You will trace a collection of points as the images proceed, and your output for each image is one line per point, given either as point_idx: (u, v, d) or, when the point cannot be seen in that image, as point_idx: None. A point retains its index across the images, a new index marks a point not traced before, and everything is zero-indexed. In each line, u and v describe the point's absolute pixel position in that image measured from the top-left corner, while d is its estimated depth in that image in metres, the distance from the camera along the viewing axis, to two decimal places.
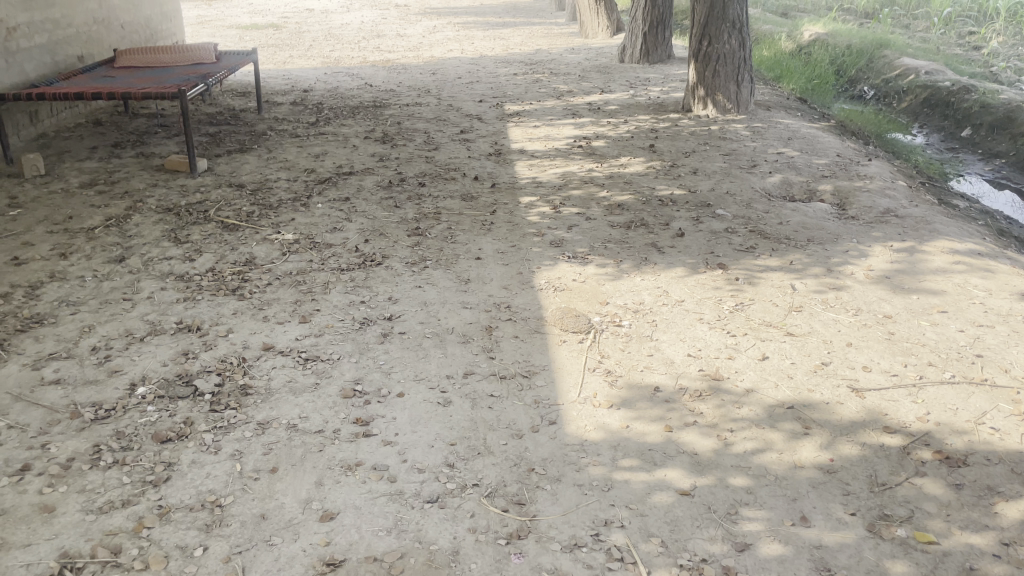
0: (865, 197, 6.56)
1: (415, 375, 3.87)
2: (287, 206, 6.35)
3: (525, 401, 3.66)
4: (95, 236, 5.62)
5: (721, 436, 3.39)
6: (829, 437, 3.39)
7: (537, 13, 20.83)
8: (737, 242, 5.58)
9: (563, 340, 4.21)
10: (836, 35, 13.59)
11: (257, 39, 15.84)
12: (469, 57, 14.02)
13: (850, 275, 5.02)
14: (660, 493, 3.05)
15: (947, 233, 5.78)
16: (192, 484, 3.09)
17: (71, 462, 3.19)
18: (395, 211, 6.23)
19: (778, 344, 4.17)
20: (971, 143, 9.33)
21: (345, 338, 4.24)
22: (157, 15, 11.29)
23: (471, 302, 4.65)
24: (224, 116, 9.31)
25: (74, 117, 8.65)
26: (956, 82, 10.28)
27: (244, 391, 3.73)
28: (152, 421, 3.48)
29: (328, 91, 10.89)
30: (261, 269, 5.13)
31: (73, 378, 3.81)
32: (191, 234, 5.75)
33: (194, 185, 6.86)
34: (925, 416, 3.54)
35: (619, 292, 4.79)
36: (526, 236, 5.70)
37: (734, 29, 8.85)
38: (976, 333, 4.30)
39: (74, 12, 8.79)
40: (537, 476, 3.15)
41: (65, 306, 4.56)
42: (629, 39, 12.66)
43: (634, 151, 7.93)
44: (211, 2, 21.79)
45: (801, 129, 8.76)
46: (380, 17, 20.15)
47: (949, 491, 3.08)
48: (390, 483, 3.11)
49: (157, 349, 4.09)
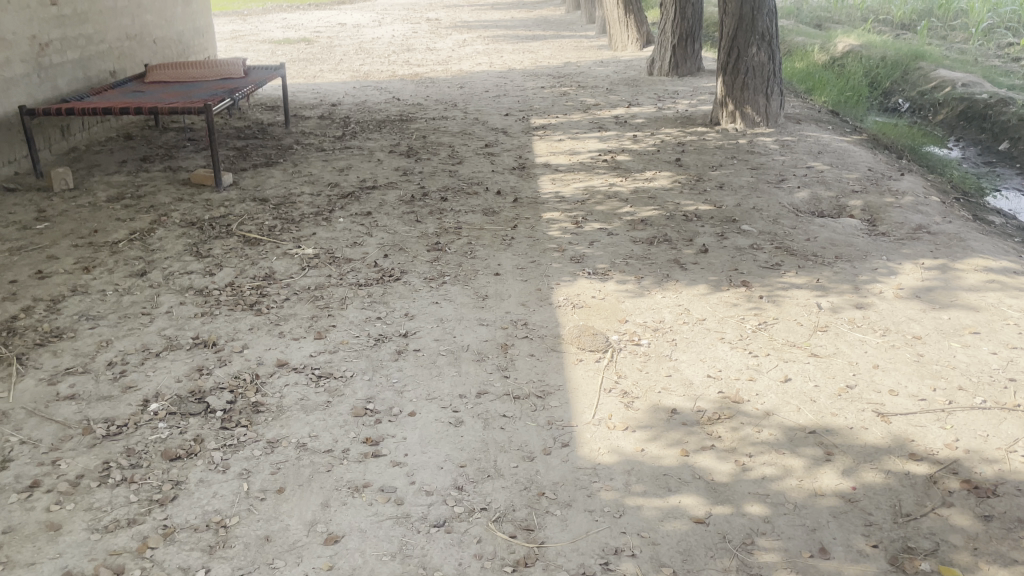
0: (897, 212, 6.41)
1: (428, 394, 3.81)
2: (309, 220, 6.36)
3: (538, 422, 3.59)
4: (118, 250, 5.67)
5: (739, 461, 3.28)
6: (852, 464, 3.27)
7: (567, 26, 20.83)
8: (762, 259, 5.46)
9: (579, 358, 4.14)
10: (870, 47, 13.39)
11: (288, 54, 16.02)
12: (498, 70, 14.04)
13: (878, 293, 4.89)
14: (673, 520, 2.96)
15: (982, 250, 5.62)
16: (197, 504, 3.06)
17: (80, 480, 3.18)
18: (417, 225, 6.21)
19: (801, 365, 4.05)
20: (1009, 157, 9.10)
21: (359, 355, 4.20)
22: (189, 30, 11.45)
23: (488, 319, 4.60)
24: (252, 130, 9.39)
25: (105, 131, 8.78)
26: (994, 94, 10.06)
27: (255, 408, 3.71)
28: (162, 438, 3.47)
29: (356, 105, 10.95)
30: (279, 284, 5.13)
31: (88, 394, 3.81)
32: (212, 248, 5.78)
33: (219, 199, 6.90)
34: (954, 442, 3.40)
35: (639, 309, 4.70)
36: (546, 252, 5.63)
37: (763, 41, 8.74)
38: (1010, 355, 4.14)
39: (107, 28, 8.93)
40: (547, 500, 3.07)
41: (85, 320, 4.59)
42: (658, 52, 12.59)
43: (659, 165, 7.83)
44: (247, 17, 22.09)
45: (831, 142, 8.61)
46: (411, 31, 20.27)
47: (977, 523, 2.94)
48: (396, 505, 3.05)
49: (172, 364, 4.09)
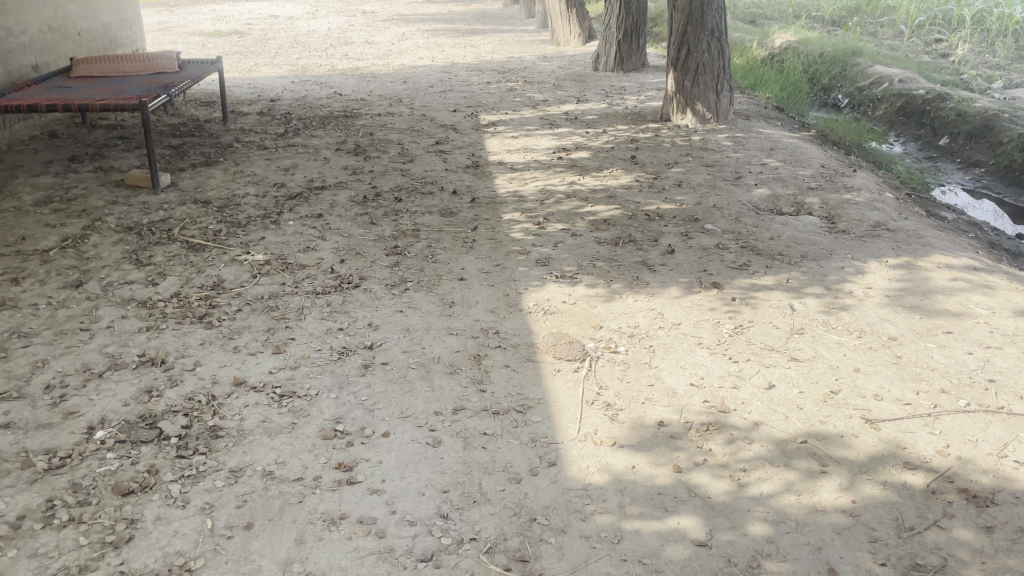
0: (854, 209, 6.41)
1: (401, 413, 3.58)
2: (256, 223, 6.03)
3: (521, 440, 3.40)
4: (49, 259, 5.26)
5: (734, 477, 3.16)
6: (848, 476, 3.18)
7: (507, 20, 20.60)
8: (729, 259, 5.37)
9: (557, 368, 3.96)
10: (807, 43, 13.55)
11: (220, 47, 15.39)
12: (441, 65, 13.73)
13: (849, 293, 4.84)
14: (674, 544, 2.82)
15: (942, 247, 5.63)
16: (157, 545, 2.78)
17: (21, 521, 2.86)
18: (372, 228, 5.94)
19: (783, 370, 3.96)
20: (949, 152, 9.28)
21: (323, 370, 3.94)
22: (116, 22, 10.85)
23: (457, 328, 4.38)
24: (188, 127, 8.94)
25: (28, 129, 8.24)
26: (931, 90, 10.26)
27: (214, 433, 3.42)
28: (112, 470, 3.16)
29: (295, 100, 10.53)
30: (229, 293, 4.81)
31: (25, 421, 3.47)
32: (153, 255, 5.41)
33: (157, 202, 6.50)
34: (945, 449, 3.35)
35: (612, 314, 4.55)
36: (510, 254, 5.45)
37: (713, 37, 8.70)
38: (986, 355, 4.12)
39: (27, 19, 8.37)
40: (540, 527, 2.89)
41: (16, 338, 4.21)
42: (603, 48, 12.52)
43: (615, 163, 7.72)
44: (173, 9, 21.16)
45: (782, 139, 8.63)
46: (347, 24, 19.76)
47: (981, 535, 2.88)
48: (377, 538, 2.83)
49: (118, 386, 3.76)
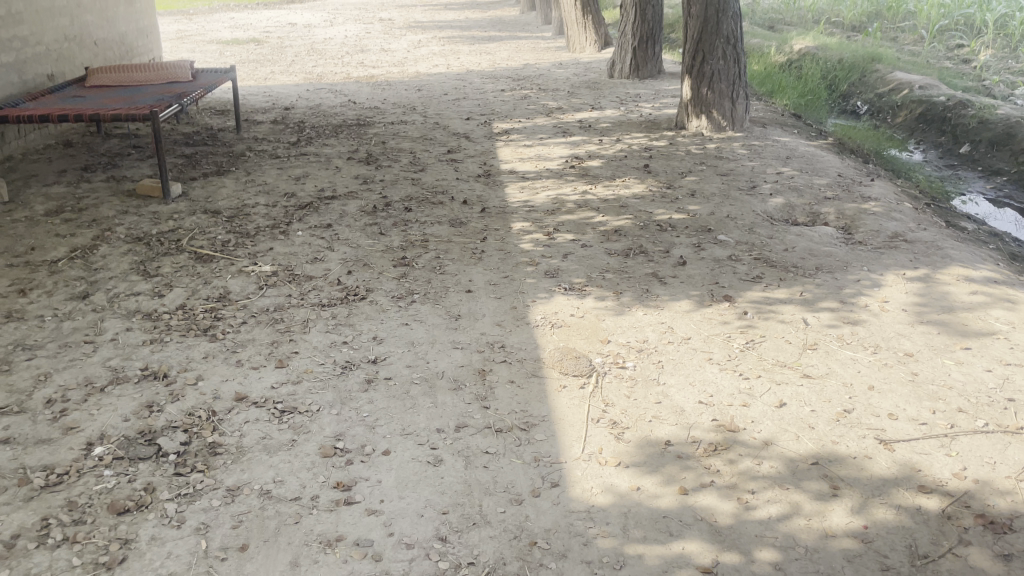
0: (872, 220, 6.29)
1: (402, 430, 3.52)
2: (265, 234, 6.01)
3: (524, 459, 3.33)
4: (57, 270, 5.25)
5: (742, 499, 3.07)
6: (861, 499, 3.08)
7: (523, 26, 20.53)
8: (742, 271, 5.27)
9: (562, 385, 3.89)
10: (826, 49, 13.39)
11: (237, 55, 15.45)
12: (456, 73, 13.69)
13: (865, 307, 4.73)
14: (678, 570, 2.74)
15: (961, 259, 5.51)
16: (150, 567, 2.73)
17: (15, 540, 2.82)
18: (380, 239, 5.89)
19: (795, 388, 3.85)
20: (971, 160, 9.11)
21: (325, 385, 3.89)
22: (133, 31, 10.91)
23: (462, 342, 4.31)
24: (201, 136, 8.95)
25: (43, 138, 8.28)
26: (952, 97, 10.10)
27: (212, 450, 3.38)
28: (108, 488, 3.12)
29: (310, 109, 10.53)
30: (235, 305, 4.78)
31: (24, 437, 3.44)
32: (161, 266, 5.39)
33: (168, 212, 6.49)
34: (962, 471, 3.24)
35: (621, 328, 4.47)
36: (518, 265, 5.38)
37: (729, 44, 8.59)
38: (1005, 372, 4.01)
39: (43, 29, 8.42)
40: (540, 551, 2.81)
41: (21, 350, 4.19)
42: (618, 55, 12.41)
43: (628, 172, 7.63)
44: (192, 17, 21.28)
45: (798, 147, 8.50)
46: (364, 31, 19.81)
47: (998, 564, 2.77)
48: (373, 562, 2.76)
49: (119, 401, 3.73)
